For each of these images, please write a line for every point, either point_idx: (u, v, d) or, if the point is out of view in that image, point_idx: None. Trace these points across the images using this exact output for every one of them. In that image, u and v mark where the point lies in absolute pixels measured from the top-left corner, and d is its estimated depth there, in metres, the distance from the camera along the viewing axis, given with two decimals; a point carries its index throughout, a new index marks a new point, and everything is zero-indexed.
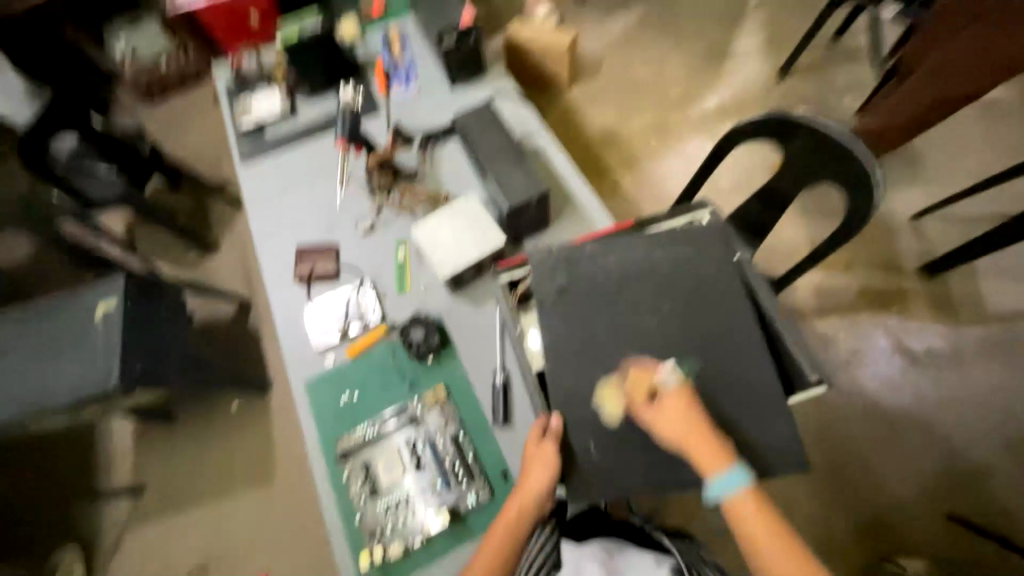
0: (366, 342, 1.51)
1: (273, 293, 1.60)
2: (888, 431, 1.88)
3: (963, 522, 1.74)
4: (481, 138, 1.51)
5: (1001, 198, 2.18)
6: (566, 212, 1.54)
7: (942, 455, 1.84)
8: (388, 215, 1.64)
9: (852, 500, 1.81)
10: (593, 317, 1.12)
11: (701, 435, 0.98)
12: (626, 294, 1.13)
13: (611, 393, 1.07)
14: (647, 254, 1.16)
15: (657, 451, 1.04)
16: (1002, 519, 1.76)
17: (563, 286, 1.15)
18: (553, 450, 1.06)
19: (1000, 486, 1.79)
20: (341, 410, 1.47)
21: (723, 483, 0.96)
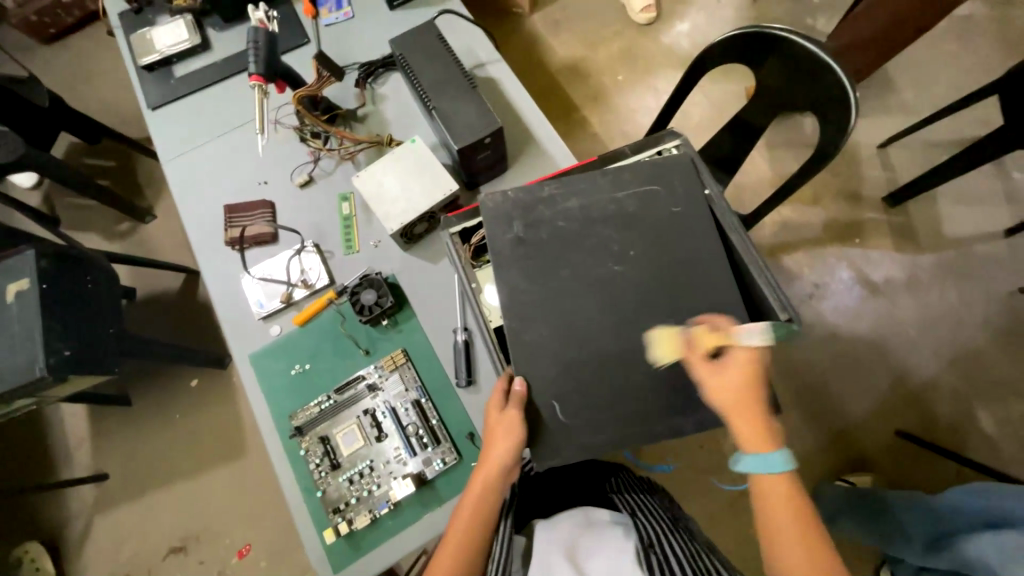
0: (308, 308, 1.02)
1: (201, 266, 1.08)
2: (849, 363, 1.80)
3: (910, 438, 1.69)
4: (422, 62, 1.02)
5: (969, 118, 1.98)
6: (525, 151, 1.11)
7: (894, 379, 1.77)
8: (329, 163, 1.14)
9: (816, 438, 1.74)
10: (548, 273, 0.78)
11: (749, 405, 0.71)
12: (582, 253, 0.79)
13: (571, 375, 0.75)
14: (620, 194, 0.82)
15: (611, 409, 0.74)
16: (954, 438, 1.71)
17: (519, 235, 0.79)
18: (514, 419, 0.73)
19: (944, 405, 1.74)
20: (278, 380, 0.99)
21: (762, 465, 0.69)
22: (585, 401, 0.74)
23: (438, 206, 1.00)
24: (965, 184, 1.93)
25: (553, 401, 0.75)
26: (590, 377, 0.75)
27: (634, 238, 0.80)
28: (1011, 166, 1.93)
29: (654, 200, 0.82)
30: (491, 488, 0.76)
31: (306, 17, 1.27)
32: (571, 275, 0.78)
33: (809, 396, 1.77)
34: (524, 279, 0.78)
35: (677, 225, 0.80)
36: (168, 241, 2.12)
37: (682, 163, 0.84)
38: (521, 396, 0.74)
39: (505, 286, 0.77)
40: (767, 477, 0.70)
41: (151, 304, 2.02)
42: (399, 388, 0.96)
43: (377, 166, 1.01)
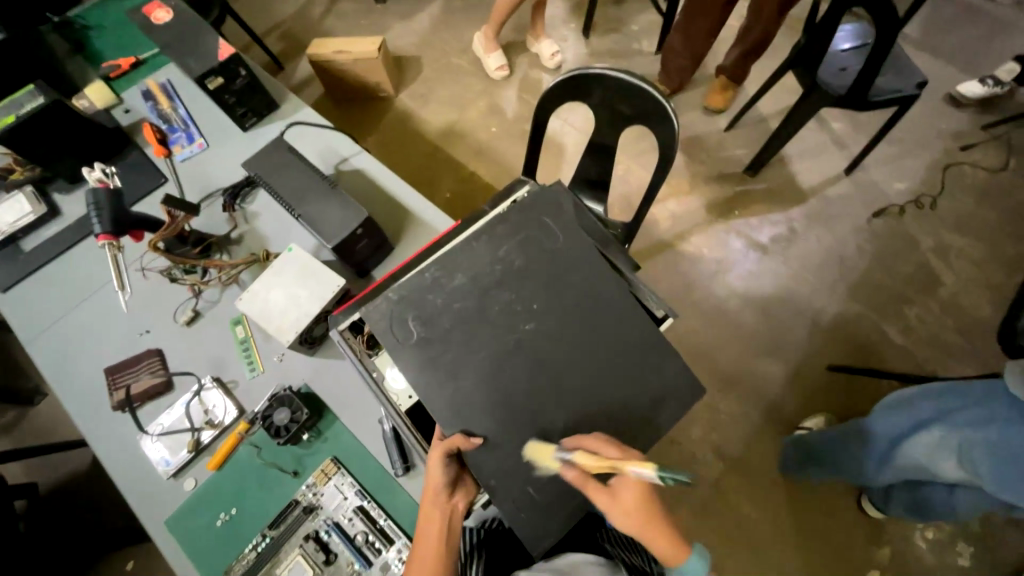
0: (220, 448, 0.96)
1: (89, 443, 0.98)
2: (767, 320, 1.96)
3: (842, 369, 1.84)
4: (279, 178, 1.06)
5: (784, 91, 2.34)
6: (404, 227, 1.15)
7: (809, 320, 1.95)
8: (213, 293, 1.12)
9: (768, 396, 1.83)
10: (462, 358, 0.75)
11: (657, 518, 0.73)
12: (489, 328, 0.76)
13: (521, 450, 0.73)
14: (509, 250, 0.80)
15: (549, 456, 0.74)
16: (875, 357, 1.89)
17: (422, 335, 0.75)
18: (438, 459, 0.73)
19: (856, 330, 1.93)
20: (203, 537, 0.91)
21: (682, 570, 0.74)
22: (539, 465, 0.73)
23: (330, 304, 1.00)
24: (801, 142, 2.25)
25: (526, 486, 0.73)
26: (537, 440, 0.73)
27: (533, 283, 0.78)
28: (829, 118, 2.28)
29: (537, 242, 0.80)
30: (435, 527, 0.75)
31: (158, 157, 1.28)
32: (484, 355, 0.75)
33: (747, 361, 1.90)
34: (443, 379, 0.74)
35: (576, 266, 0.80)
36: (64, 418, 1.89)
37: (553, 200, 0.83)
38: (463, 446, 0.71)
39: (427, 394, 0.74)
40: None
41: (57, 496, 1.76)
42: (338, 499, 0.91)
43: (258, 284, 1.00)
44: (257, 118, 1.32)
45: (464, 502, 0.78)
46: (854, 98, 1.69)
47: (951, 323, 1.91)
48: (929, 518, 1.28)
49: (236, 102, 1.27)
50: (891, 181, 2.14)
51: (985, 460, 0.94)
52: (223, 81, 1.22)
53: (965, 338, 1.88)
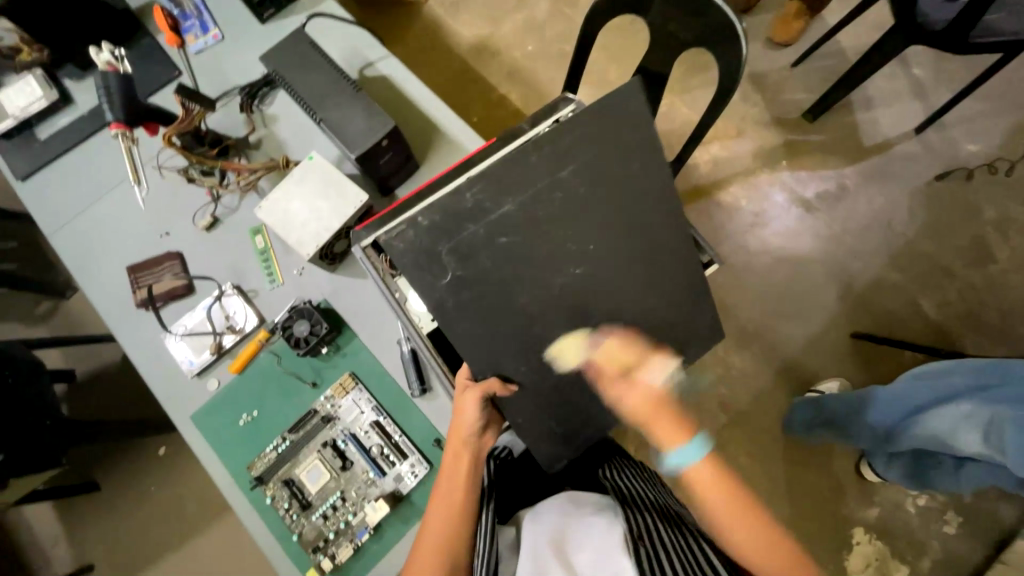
0: (241, 355, 0.97)
1: (117, 337, 1.01)
2: (798, 281, 1.88)
3: (867, 338, 1.78)
4: (299, 78, 0.97)
5: (865, 25, 2.04)
6: (431, 145, 1.07)
7: (841, 285, 1.86)
8: (232, 199, 1.08)
9: (784, 358, 1.80)
10: (504, 302, 0.67)
11: (665, 411, 0.69)
12: (533, 269, 0.68)
13: (553, 396, 0.71)
14: (570, 173, 0.67)
15: (574, 398, 0.72)
16: (903, 329, 1.82)
17: (459, 274, 0.66)
18: (474, 403, 0.69)
19: (890, 300, 1.84)
20: (226, 434, 0.95)
21: (678, 462, 0.69)
22: (570, 408, 0.72)
23: (352, 221, 0.96)
24: (872, 88, 2.01)
25: (551, 422, 0.73)
26: (570, 386, 0.71)
27: (587, 219, 0.68)
28: (911, 61, 2.00)
29: (605, 169, 0.68)
30: (462, 467, 0.72)
31: (171, 46, 1.17)
32: (527, 300, 0.68)
33: (770, 320, 1.85)
34: (481, 323, 0.68)
35: (637, 203, 0.70)
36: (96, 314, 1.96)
37: (630, 117, 0.68)
38: (500, 392, 0.69)
39: (464, 340, 0.68)
40: (691, 472, 0.70)
41: (95, 383, 1.88)
42: (355, 413, 0.94)
43: (279, 193, 0.95)
44: (276, 9, 1.18)
45: (492, 441, 0.75)
46: (950, 39, 1.45)
47: (993, 302, 1.80)
48: (931, 487, 1.28)
49: None
50: (966, 141, 1.92)
51: (1016, 436, 0.90)
52: None
53: (1004, 318, 1.79)
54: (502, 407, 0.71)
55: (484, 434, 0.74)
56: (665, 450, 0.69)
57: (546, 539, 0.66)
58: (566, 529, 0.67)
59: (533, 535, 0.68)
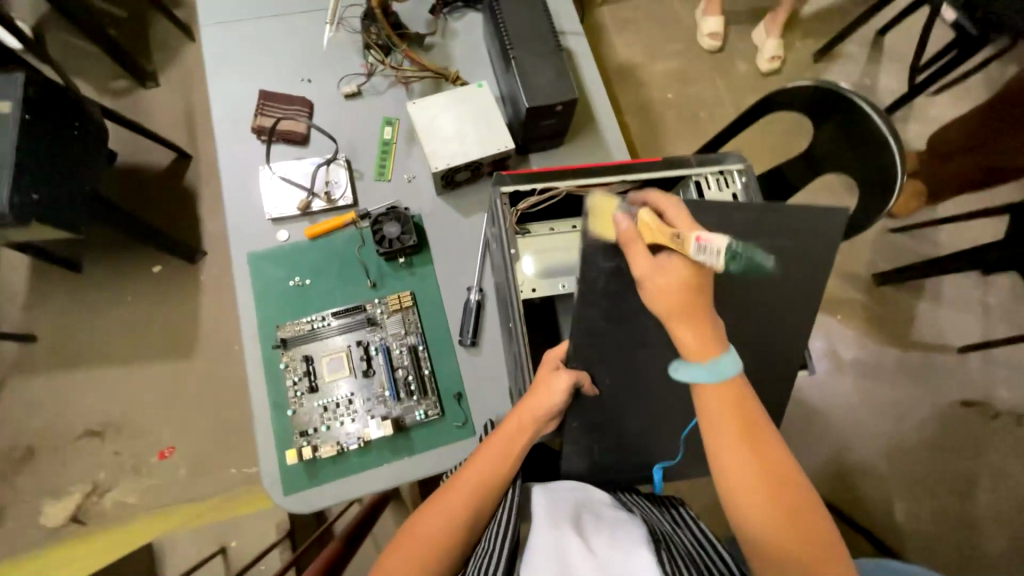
0: (325, 222, 0.97)
1: (219, 147, 1.00)
2: (800, 426, 1.89)
3: (838, 510, 1.79)
4: (509, 11, 0.97)
5: (970, 236, 2.08)
6: (581, 133, 1.07)
7: (836, 451, 1.87)
8: (382, 82, 1.07)
9: None
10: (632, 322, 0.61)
11: (692, 305, 0.54)
12: None
13: (617, 425, 0.68)
14: (750, 237, 0.62)
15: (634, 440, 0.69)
16: (872, 519, 1.82)
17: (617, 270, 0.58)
18: (562, 386, 0.62)
19: (872, 487, 1.85)
20: (271, 286, 0.94)
21: (709, 370, 0.53)
22: (615, 438, 0.69)
23: (488, 160, 0.95)
24: (947, 294, 2.04)
25: (592, 444, 0.70)
26: (631, 428, 0.68)
27: (738, 291, 0.64)
28: (992, 289, 2.05)
29: (779, 254, 0.63)
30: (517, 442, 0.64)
31: None
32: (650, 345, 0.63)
33: None
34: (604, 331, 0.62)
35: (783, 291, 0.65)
36: (162, 114, 1.92)
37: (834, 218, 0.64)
38: (585, 387, 0.63)
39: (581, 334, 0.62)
40: (712, 385, 0.54)
41: (126, 176, 1.83)
42: (398, 329, 0.93)
43: (437, 100, 0.96)
44: None
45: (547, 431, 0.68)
46: None
47: (965, 540, 1.80)
48: None
49: None
50: (1005, 385, 1.96)
51: None
52: None
53: (966, 559, 1.79)
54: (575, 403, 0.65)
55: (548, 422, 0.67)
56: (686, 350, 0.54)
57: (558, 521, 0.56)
58: (581, 512, 0.59)
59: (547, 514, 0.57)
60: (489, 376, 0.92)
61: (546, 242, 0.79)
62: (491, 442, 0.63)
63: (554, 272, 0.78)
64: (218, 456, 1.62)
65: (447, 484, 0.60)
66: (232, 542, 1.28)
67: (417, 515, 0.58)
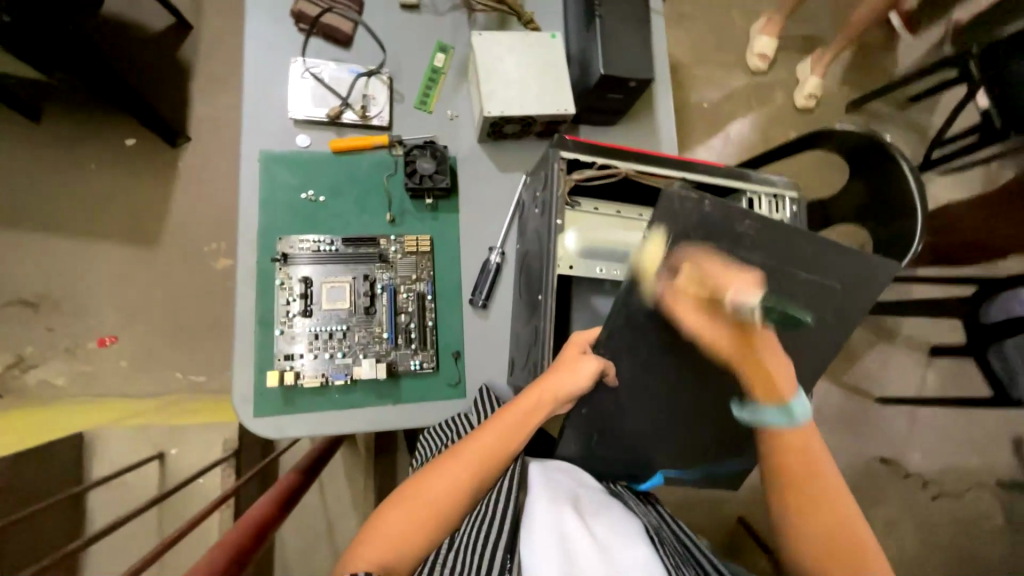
0: (354, 138, 0.88)
1: (249, 23, 0.88)
2: None
3: None
4: None
5: None
6: (637, 118, 1.02)
7: None
8: (444, 3, 0.97)
9: None
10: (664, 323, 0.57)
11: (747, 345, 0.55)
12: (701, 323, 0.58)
13: (625, 421, 0.67)
14: (799, 269, 0.54)
15: (637, 436, 0.68)
16: None
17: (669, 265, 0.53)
18: (587, 371, 0.62)
19: None
20: (280, 192, 0.85)
21: (779, 415, 0.58)
22: (618, 431, 0.68)
23: (543, 119, 0.88)
24: None
25: (589, 433, 0.68)
26: (632, 428, 0.67)
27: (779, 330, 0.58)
28: None
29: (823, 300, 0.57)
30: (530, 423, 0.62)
31: None
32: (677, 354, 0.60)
33: None
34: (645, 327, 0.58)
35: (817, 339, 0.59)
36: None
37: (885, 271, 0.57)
38: (608, 375, 0.62)
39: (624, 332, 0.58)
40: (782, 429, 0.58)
41: None
42: (409, 272, 0.87)
43: (505, 40, 0.88)
44: None
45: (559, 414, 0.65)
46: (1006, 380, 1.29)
47: None
48: None
49: None
50: None
51: None
52: None
53: None
54: (592, 392, 0.64)
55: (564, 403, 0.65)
56: (760, 399, 0.59)
57: (561, 501, 0.53)
58: (578, 491, 0.57)
59: (543, 485, 0.56)
60: (492, 341, 0.88)
61: (593, 222, 0.76)
62: (505, 411, 0.61)
63: (594, 254, 0.75)
64: (163, 358, 1.49)
65: (453, 450, 0.58)
66: (171, 449, 1.19)
67: (418, 475, 0.56)
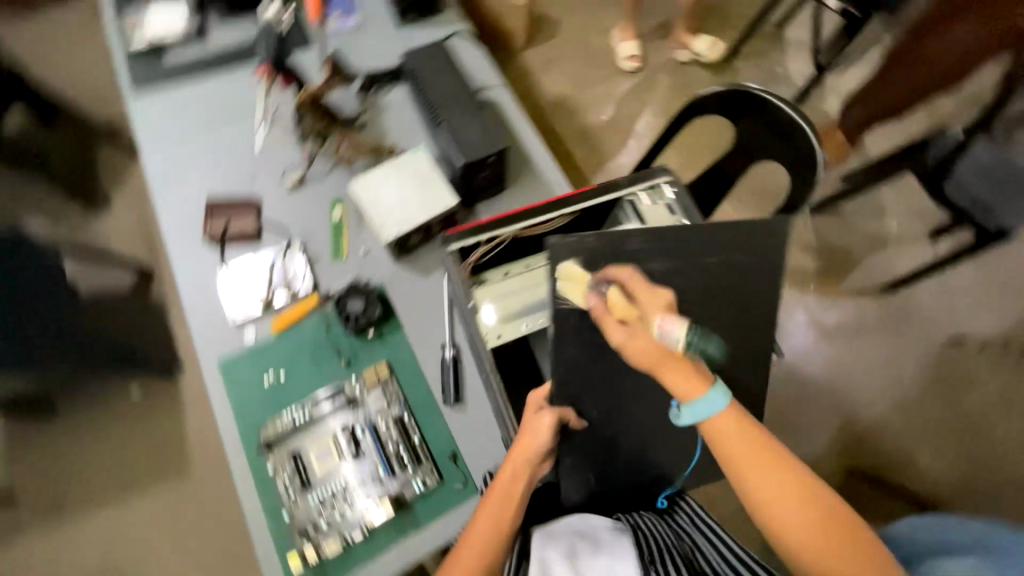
0: (288, 312, 0.98)
1: (173, 261, 1.01)
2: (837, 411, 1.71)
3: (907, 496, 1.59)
4: (431, 84, 1.04)
5: None
6: (523, 176, 1.12)
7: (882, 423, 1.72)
8: (323, 168, 1.10)
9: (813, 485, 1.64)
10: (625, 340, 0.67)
11: (676, 361, 0.57)
12: None
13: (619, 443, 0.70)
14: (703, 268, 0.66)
15: (638, 449, 0.70)
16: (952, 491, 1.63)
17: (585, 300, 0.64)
18: (546, 424, 0.64)
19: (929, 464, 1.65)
20: (248, 386, 0.93)
21: (697, 416, 0.57)
22: (611, 463, 0.70)
23: (435, 220, 0.99)
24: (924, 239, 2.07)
25: (589, 472, 0.71)
26: (624, 449, 0.70)
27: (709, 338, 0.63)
28: None
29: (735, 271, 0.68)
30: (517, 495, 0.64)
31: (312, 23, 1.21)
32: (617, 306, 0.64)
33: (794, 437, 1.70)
34: (582, 353, 0.66)
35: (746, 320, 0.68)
36: (116, 223, 1.82)
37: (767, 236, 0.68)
38: (571, 420, 0.66)
39: (562, 362, 0.66)
40: (711, 418, 0.58)
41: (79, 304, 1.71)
42: (382, 402, 0.92)
43: (379, 175, 1.01)
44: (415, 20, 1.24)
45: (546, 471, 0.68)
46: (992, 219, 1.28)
47: None
48: None
49: None
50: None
51: None
52: None
53: None
54: (566, 438, 0.67)
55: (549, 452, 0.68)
56: (677, 396, 0.58)
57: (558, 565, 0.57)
58: (579, 548, 0.59)
59: (542, 553, 0.59)
60: (478, 428, 0.91)
61: (504, 287, 0.82)
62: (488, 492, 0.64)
63: (514, 316, 0.80)
64: None
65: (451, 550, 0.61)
66: None
67: None
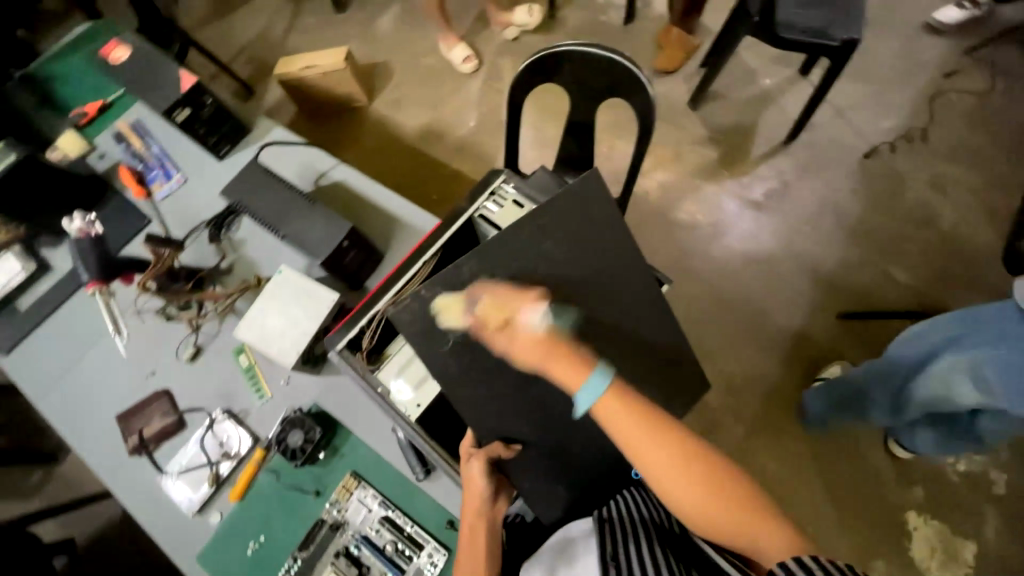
0: (240, 478, 0.97)
1: (115, 490, 0.99)
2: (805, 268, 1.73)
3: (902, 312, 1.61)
4: (263, 205, 1.04)
5: None
6: (394, 233, 1.12)
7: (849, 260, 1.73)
8: (211, 327, 1.09)
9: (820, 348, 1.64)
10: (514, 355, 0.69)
11: (559, 354, 0.59)
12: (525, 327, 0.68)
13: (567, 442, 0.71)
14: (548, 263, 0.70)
15: (588, 437, 0.71)
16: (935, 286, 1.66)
17: (461, 341, 0.66)
18: (477, 470, 0.72)
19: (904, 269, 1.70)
20: (236, 565, 0.92)
21: (589, 402, 0.58)
22: (570, 463, 0.72)
23: (328, 321, 0.99)
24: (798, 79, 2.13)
25: (553, 482, 0.72)
26: (575, 444, 0.71)
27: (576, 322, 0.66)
28: None
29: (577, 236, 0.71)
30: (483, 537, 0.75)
31: (140, 200, 1.20)
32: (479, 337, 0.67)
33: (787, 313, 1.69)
34: (484, 389, 0.68)
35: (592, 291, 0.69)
36: (66, 464, 1.72)
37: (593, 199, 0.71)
38: (503, 454, 0.69)
39: (468, 406, 0.68)
40: (595, 405, 0.58)
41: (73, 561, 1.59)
42: (363, 512, 0.91)
43: (255, 309, 0.99)
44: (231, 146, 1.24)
45: (506, 505, 0.77)
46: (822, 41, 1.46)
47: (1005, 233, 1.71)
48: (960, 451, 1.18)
49: (206, 132, 1.21)
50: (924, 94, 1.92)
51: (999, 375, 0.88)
52: (191, 112, 1.19)
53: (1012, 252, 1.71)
54: (507, 470, 0.71)
55: (499, 488, 0.76)
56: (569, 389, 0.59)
57: None
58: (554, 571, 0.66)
59: None
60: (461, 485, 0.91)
61: (404, 359, 0.81)
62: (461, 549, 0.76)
63: (425, 380, 0.80)
64: None
65: None
66: None
67: None
